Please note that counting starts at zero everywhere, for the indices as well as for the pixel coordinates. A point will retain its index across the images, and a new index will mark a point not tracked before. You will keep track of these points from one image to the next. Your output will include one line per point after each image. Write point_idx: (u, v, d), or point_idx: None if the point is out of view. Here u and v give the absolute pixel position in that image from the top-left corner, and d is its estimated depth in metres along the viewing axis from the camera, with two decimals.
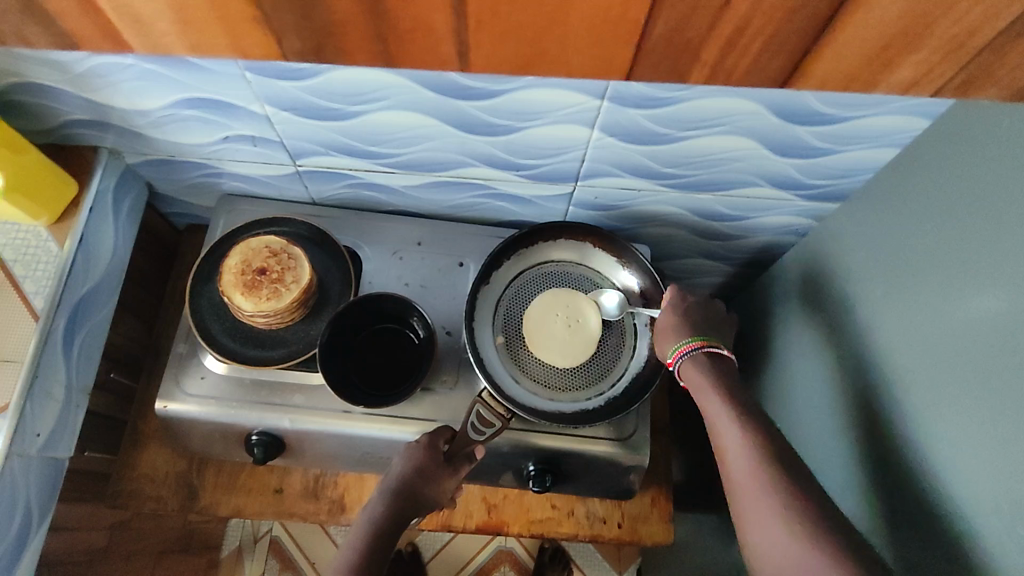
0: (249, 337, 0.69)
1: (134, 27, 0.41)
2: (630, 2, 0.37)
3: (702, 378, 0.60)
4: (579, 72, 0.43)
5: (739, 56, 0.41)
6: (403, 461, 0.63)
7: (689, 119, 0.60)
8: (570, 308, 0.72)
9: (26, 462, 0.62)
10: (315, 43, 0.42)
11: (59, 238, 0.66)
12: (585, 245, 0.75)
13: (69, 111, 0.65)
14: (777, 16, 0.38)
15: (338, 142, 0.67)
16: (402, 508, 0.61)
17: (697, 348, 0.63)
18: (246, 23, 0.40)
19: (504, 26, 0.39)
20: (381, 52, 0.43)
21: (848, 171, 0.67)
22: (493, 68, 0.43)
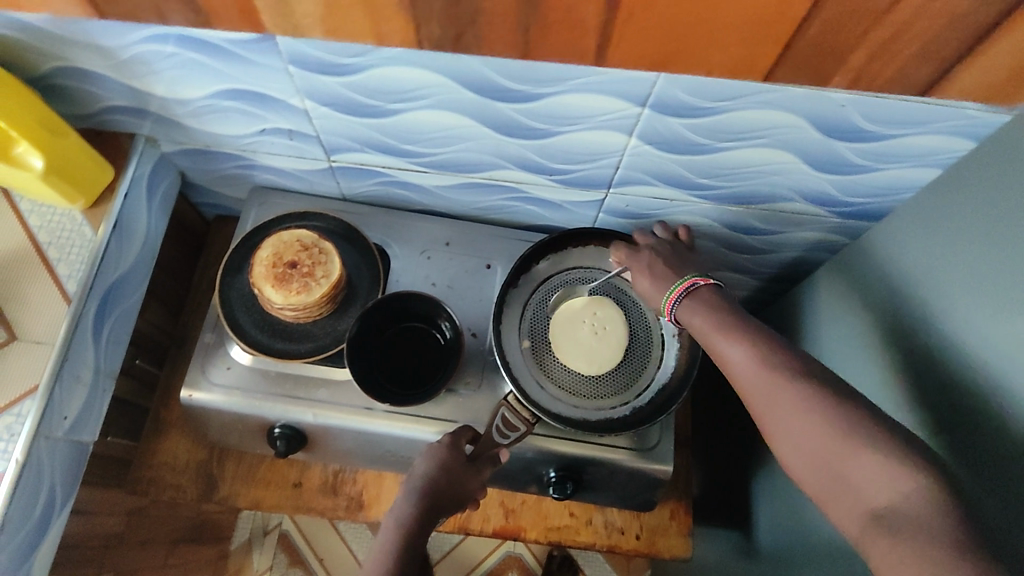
0: (277, 329, 0.69)
1: (279, 10, 0.44)
2: (790, 2, 0.39)
3: (703, 318, 0.55)
4: (718, 71, 0.45)
5: (881, 60, 0.43)
6: (427, 461, 0.63)
7: (730, 130, 0.59)
8: (596, 316, 0.71)
9: (52, 444, 0.62)
10: (456, 32, 0.44)
11: (94, 223, 0.67)
12: None
13: (109, 97, 0.65)
14: (932, 20, 0.39)
15: (373, 139, 0.67)
16: (429, 508, 0.61)
17: (688, 289, 0.58)
18: (391, 8, 0.43)
19: (653, 21, 0.41)
20: (520, 43, 0.44)
21: (886, 189, 0.66)
22: (632, 63, 0.45)
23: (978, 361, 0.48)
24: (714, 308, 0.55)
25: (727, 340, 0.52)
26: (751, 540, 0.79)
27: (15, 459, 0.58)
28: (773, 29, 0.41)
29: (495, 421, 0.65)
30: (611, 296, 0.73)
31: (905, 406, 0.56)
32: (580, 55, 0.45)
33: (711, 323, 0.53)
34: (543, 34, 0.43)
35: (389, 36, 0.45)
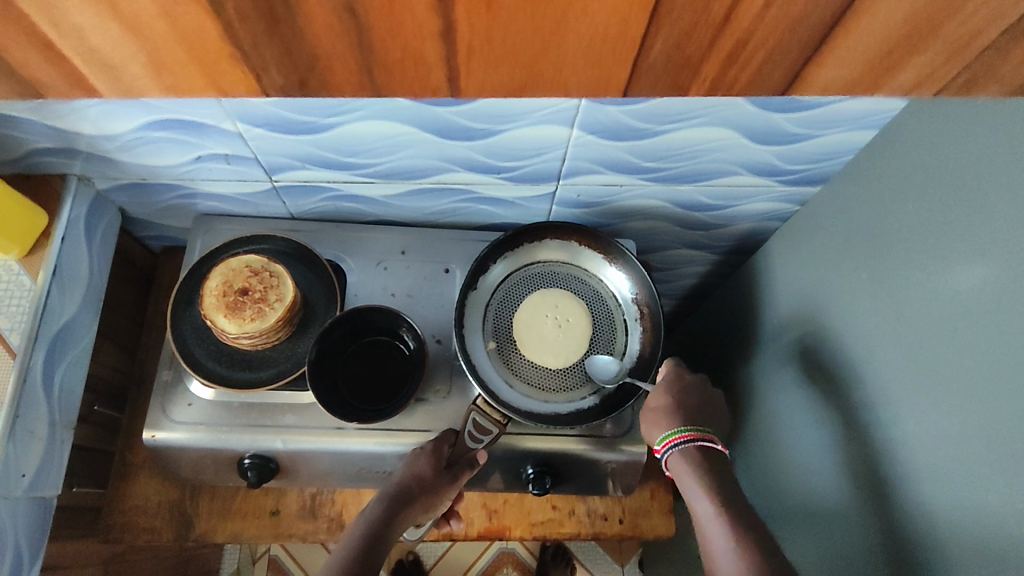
0: (236, 359, 0.68)
1: (105, 72, 0.39)
2: (630, 20, 0.35)
3: (691, 474, 0.60)
4: (578, 92, 0.41)
5: (740, 70, 0.39)
6: (406, 468, 0.64)
7: (668, 113, 0.59)
8: (559, 310, 0.72)
9: (11, 504, 0.60)
10: (297, 79, 0.39)
11: (32, 271, 0.64)
12: (572, 244, 0.74)
13: (34, 140, 0.63)
14: (783, 28, 0.36)
15: (313, 155, 0.65)
16: (398, 511, 0.61)
17: (688, 439, 0.62)
18: (222, 63, 0.38)
19: (498, 53, 0.38)
20: (369, 83, 0.40)
21: (826, 154, 0.67)
22: (488, 93, 0.41)
23: None
24: (701, 471, 0.60)
25: (709, 512, 0.57)
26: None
27: None
28: (616, 49, 0.38)
29: (467, 428, 0.65)
30: (571, 289, 0.73)
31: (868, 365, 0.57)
32: (432, 87, 0.41)
33: (698, 489, 0.58)
34: (387, 75, 0.39)
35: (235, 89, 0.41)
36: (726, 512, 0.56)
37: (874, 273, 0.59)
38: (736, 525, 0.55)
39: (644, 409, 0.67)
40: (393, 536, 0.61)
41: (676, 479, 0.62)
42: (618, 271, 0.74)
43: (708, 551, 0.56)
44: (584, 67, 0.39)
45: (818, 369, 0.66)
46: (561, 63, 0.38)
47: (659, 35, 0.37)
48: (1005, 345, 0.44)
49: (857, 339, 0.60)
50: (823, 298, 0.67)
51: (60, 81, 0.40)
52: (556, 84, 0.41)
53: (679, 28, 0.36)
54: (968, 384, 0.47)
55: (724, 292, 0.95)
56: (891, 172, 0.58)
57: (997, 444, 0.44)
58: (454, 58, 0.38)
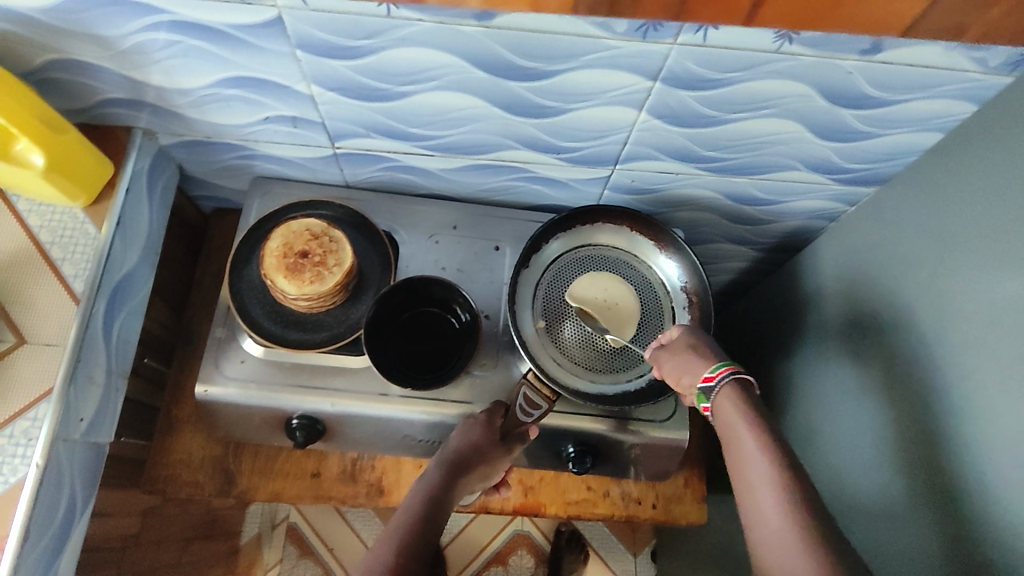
0: (291, 321, 0.69)
1: None
2: None
3: (732, 408, 0.55)
4: (858, 27, 0.45)
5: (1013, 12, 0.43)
6: (461, 435, 0.65)
7: (739, 101, 0.60)
8: (602, 295, 0.72)
9: (70, 446, 0.61)
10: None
11: (97, 221, 0.65)
12: (625, 229, 0.75)
13: (107, 90, 0.63)
14: None
15: (379, 123, 0.66)
16: (457, 477, 0.63)
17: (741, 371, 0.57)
18: None
19: None
20: (674, 6, 0.44)
21: (888, 155, 0.68)
22: (779, 22, 0.44)
23: None
24: (752, 411, 0.54)
25: (757, 454, 0.52)
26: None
27: (35, 464, 0.57)
28: None
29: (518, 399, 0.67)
30: (621, 273, 0.74)
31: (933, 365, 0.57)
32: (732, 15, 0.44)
33: (746, 431, 0.53)
34: None
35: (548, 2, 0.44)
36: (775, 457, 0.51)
37: (933, 274, 0.59)
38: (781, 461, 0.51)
39: (673, 346, 0.62)
40: (452, 502, 0.62)
41: (719, 418, 0.56)
42: (671, 260, 0.74)
43: (749, 499, 0.51)
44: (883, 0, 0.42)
45: (870, 367, 0.67)
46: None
47: None
48: None
49: (913, 339, 0.61)
50: (876, 297, 0.67)
51: None
52: (839, 20, 0.45)
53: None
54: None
55: (763, 290, 0.95)
56: (958, 175, 0.58)
57: None
58: None
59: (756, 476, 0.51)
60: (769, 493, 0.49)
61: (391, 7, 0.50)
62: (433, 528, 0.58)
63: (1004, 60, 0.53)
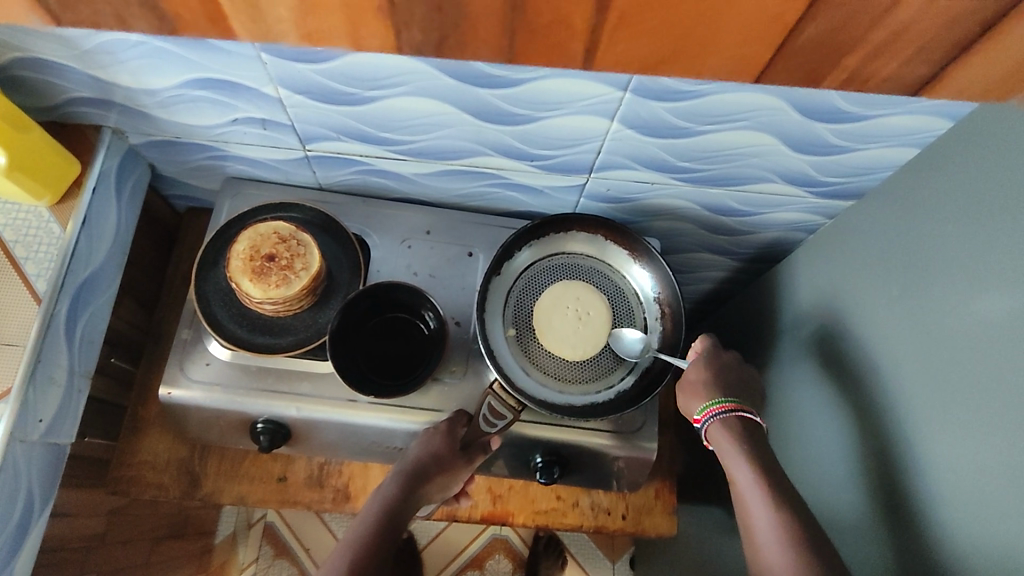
0: (258, 324, 0.69)
1: (249, 16, 0.41)
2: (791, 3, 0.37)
3: (730, 442, 0.61)
4: (711, 73, 0.44)
5: (879, 66, 0.42)
6: (421, 446, 0.64)
7: (710, 113, 0.59)
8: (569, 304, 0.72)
9: (27, 448, 0.60)
10: (437, 37, 0.42)
11: (62, 220, 0.64)
12: (598, 238, 0.74)
13: (73, 89, 0.62)
14: (939, 24, 0.38)
15: (349, 127, 0.65)
16: (416, 488, 0.62)
17: (730, 410, 0.62)
18: (371, 13, 0.40)
19: (648, 26, 0.39)
20: (507, 47, 0.43)
21: (863, 170, 0.67)
22: (621, 66, 0.43)
23: None
24: (745, 442, 0.60)
25: (750, 481, 0.57)
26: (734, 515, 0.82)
27: None
28: (767, 29, 0.39)
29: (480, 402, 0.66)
30: (594, 282, 0.73)
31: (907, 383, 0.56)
32: (569, 57, 0.43)
33: (741, 460, 0.59)
34: (528, 38, 0.41)
35: (369, 41, 0.43)
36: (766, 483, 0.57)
37: (905, 292, 0.59)
38: (773, 491, 0.56)
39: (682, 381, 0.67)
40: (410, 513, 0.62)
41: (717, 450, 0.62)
42: (644, 269, 0.73)
43: (749, 526, 0.56)
44: (727, 50, 0.41)
45: (842, 385, 0.66)
46: (708, 45, 0.41)
47: (812, 23, 0.39)
48: None
49: (883, 357, 0.60)
50: (849, 313, 0.66)
51: (201, 15, 0.41)
52: (693, 64, 0.43)
53: (835, 18, 0.38)
54: (995, 413, 0.47)
55: (742, 300, 0.94)
56: (932, 193, 0.58)
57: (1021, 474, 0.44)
58: (601, 30, 0.40)
59: (753, 504, 0.56)
60: (764, 516, 0.55)
61: None
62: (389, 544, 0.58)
63: None
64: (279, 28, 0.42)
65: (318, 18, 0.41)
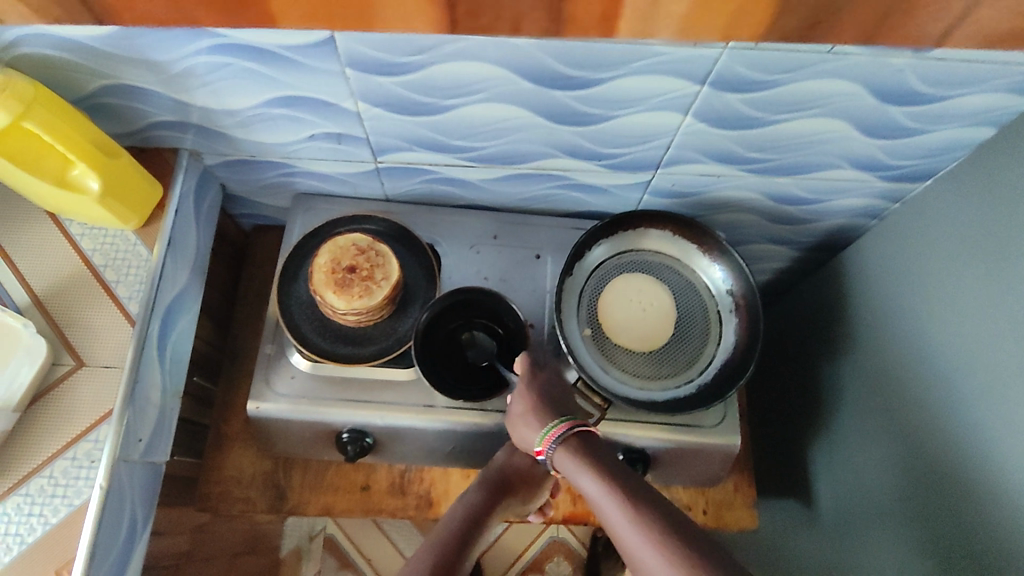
0: (339, 335, 0.70)
1: (646, 9, 0.41)
2: None
3: (574, 466, 0.57)
4: None
5: None
6: (505, 456, 0.67)
7: (785, 102, 0.59)
8: (641, 301, 0.73)
9: (131, 467, 0.62)
10: (813, 22, 0.41)
11: (148, 242, 0.66)
12: (666, 233, 0.75)
13: (156, 113, 0.64)
14: None
15: (422, 137, 0.66)
16: (500, 496, 0.65)
17: (566, 431, 0.60)
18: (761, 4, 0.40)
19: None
20: (868, 33, 0.42)
21: (936, 151, 0.67)
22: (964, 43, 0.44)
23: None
24: (587, 463, 0.57)
25: (615, 512, 0.52)
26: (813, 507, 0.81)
27: (98, 487, 0.58)
28: None
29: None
30: (664, 278, 0.74)
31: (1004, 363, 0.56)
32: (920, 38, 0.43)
33: (596, 488, 0.54)
34: (894, 22, 0.41)
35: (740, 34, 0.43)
36: (612, 484, 0.54)
37: (993, 269, 0.58)
38: (646, 519, 0.50)
39: (511, 416, 0.65)
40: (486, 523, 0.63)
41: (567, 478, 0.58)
42: (716, 264, 0.73)
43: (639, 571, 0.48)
44: None
45: (922, 367, 0.66)
46: None
47: None
48: None
49: (973, 336, 0.60)
50: (929, 293, 0.66)
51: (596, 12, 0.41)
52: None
53: None
54: None
55: (802, 289, 0.94)
56: (1015, 168, 0.57)
57: None
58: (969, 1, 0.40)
59: (627, 540, 0.50)
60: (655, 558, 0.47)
61: None
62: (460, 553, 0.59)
63: None
64: (663, 22, 0.42)
65: (709, 13, 0.41)
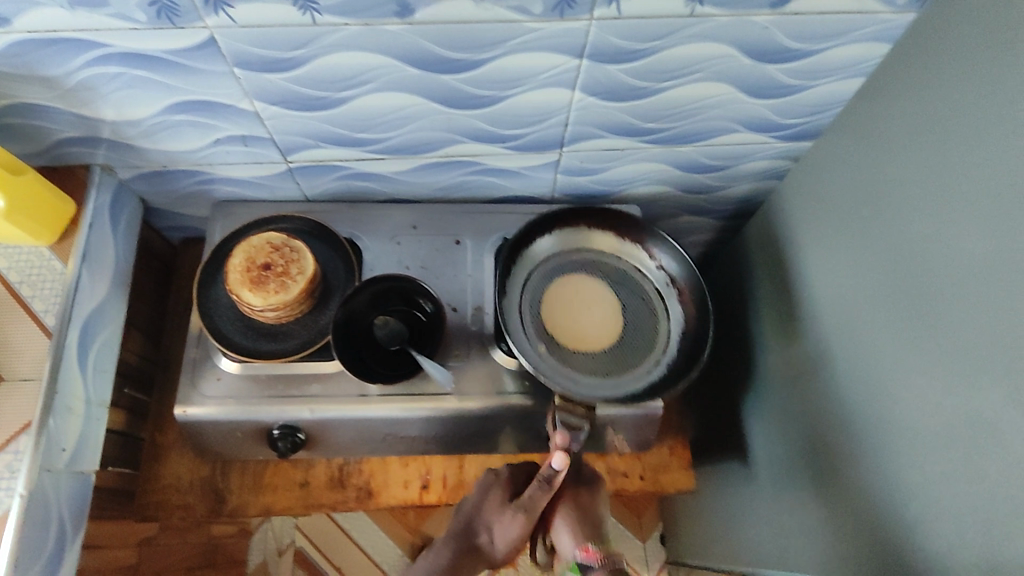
0: (262, 332, 0.72)
1: None
2: None
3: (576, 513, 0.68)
4: None
5: None
6: (480, 492, 0.70)
7: (664, 70, 0.62)
8: (581, 303, 0.74)
9: (55, 477, 0.62)
10: None
11: (63, 257, 0.67)
12: (584, 231, 0.78)
13: (60, 129, 0.65)
14: None
15: (326, 132, 0.68)
16: (474, 526, 0.69)
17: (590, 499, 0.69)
18: None
19: None
20: None
21: (818, 107, 0.70)
22: None
23: (954, 246, 0.51)
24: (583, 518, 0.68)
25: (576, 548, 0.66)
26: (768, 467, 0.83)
27: (19, 494, 0.58)
28: None
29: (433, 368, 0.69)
30: (597, 274, 0.76)
31: (895, 301, 0.58)
32: None
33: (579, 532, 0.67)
34: None
35: None
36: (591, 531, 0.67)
37: (874, 213, 0.61)
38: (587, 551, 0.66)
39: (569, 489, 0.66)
40: (483, 524, 0.68)
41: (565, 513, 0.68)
42: (658, 254, 0.77)
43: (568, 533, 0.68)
44: None
45: (828, 315, 0.69)
46: None
47: None
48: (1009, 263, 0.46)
49: (864, 279, 0.63)
50: (827, 244, 0.69)
51: None
52: None
53: None
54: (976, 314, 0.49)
55: (724, 256, 0.97)
56: (885, 116, 0.60)
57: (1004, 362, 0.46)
58: None
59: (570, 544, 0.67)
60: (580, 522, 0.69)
61: (316, 14, 0.52)
62: (474, 555, 0.68)
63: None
64: None
65: None
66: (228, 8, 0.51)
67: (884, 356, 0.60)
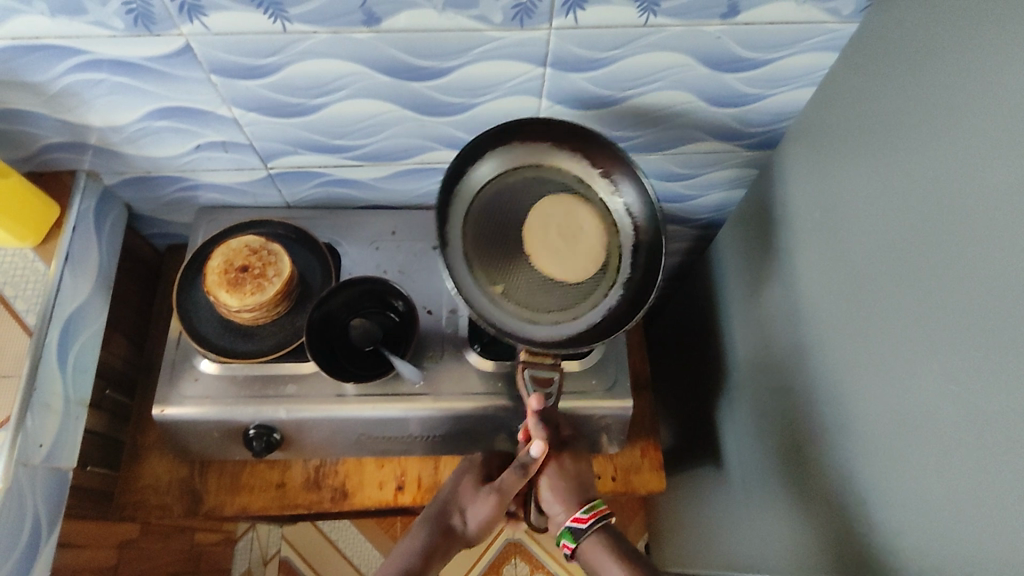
0: (239, 333, 0.73)
1: None
2: None
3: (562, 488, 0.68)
4: None
5: None
6: (452, 478, 0.73)
7: (626, 78, 0.64)
8: (549, 242, 0.66)
9: (31, 472, 0.64)
10: None
11: (46, 259, 0.69)
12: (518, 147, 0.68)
13: (46, 135, 0.68)
14: None
15: (303, 138, 0.70)
16: (446, 511, 0.70)
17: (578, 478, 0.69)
18: None
19: None
20: None
21: (779, 115, 0.72)
22: None
23: (901, 245, 0.53)
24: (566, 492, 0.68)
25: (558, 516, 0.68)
26: (743, 471, 0.83)
27: None
28: None
29: (402, 366, 0.70)
30: (545, 190, 0.68)
31: (852, 300, 0.60)
32: None
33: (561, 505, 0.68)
34: None
35: None
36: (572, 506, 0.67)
37: (829, 217, 0.63)
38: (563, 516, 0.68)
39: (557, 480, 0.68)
40: (458, 507, 0.71)
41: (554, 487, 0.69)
42: (607, 172, 0.68)
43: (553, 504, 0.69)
44: None
45: (796, 317, 0.70)
46: None
47: None
48: (948, 258, 0.48)
49: (824, 279, 0.64)
50: (792, 248, 0.70)
51: None
52: None
53: None
54: (921, 310, 0.50)
55: (700, 265, 0.99)
56: (836, 121, 0.62)
57: (947, 354, 0.48)
58: None
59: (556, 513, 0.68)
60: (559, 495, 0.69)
61: (286, 22, 0.55)
62: (449, 537, 0.69)
63: (854, 8, 0.58)
64: None
65: None
66: (202, 16, 0.54)
67: (844, 354, 0.61)
